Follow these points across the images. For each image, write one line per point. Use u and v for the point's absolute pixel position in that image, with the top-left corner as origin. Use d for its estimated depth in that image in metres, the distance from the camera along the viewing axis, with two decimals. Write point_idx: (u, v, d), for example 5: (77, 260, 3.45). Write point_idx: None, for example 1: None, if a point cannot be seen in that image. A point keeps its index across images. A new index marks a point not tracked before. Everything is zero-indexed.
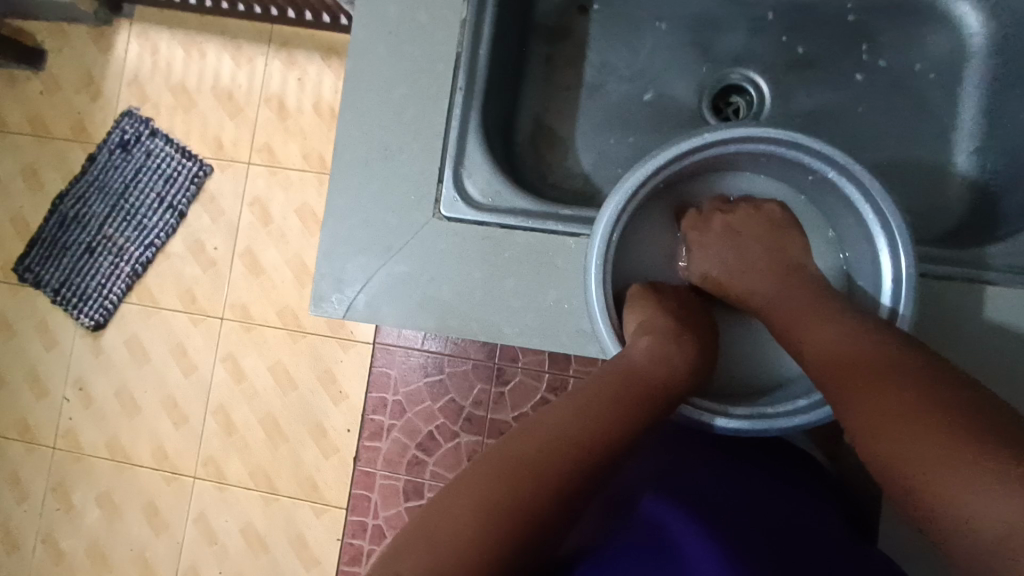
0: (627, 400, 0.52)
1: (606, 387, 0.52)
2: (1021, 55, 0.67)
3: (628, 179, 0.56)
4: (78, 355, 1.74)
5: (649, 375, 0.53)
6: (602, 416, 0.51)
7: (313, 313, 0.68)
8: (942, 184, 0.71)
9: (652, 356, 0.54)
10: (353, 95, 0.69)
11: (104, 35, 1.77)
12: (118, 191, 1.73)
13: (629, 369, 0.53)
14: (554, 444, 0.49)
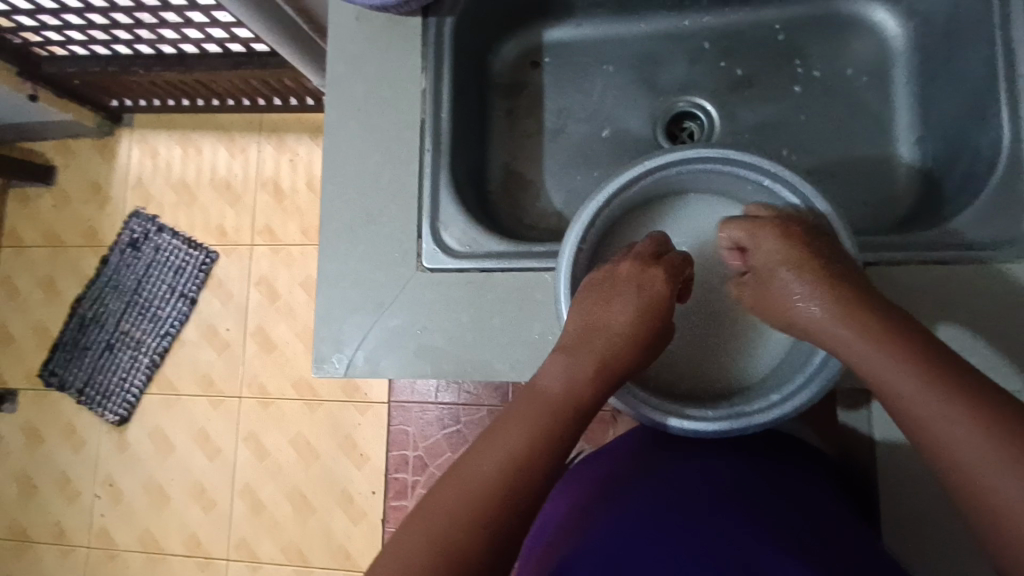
0: (554, 420, 0.54)
1: (527, 411, 0.54)
2: (939, 50, 0.72)
3: (583, 213, 0.61)
4: (105, 453, 1.78)
5: (584, 391, 0.56)
6: (527, 440, 0.52)
7: (317, 375, 0.72)
8: (889, 177, 0.76)
9: (566, 377, 0.56)
10: (332, 170, 0.75)
11: (107, 145, 1.89)
12: (131, 288, 1.81)
13: (546, 389, 0.56)
14: (505, 462, 0.51)
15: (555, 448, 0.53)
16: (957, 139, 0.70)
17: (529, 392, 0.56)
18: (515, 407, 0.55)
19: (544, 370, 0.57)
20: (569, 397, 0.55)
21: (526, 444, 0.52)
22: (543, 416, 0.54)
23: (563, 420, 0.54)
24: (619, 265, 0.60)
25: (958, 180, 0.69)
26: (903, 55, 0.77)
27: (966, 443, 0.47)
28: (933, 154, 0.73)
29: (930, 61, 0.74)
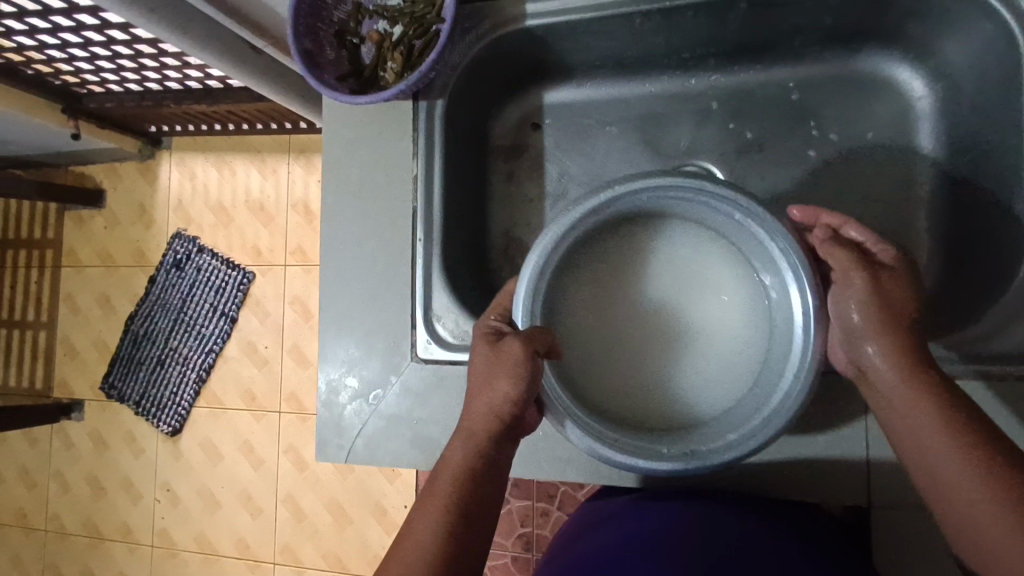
0: (460, 493, 0.55)
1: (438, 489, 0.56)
2: (965, 121, 0.67)
3: (542, 242, 0.60)
4: (162, 460, 1.88)
5: (476, 459, 0.57)
6: (431, 523, 0.53)
7: (320, 458, 0.75)
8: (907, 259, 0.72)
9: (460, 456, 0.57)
10: (329, 256, 0.76)
11: (150, 167, 1.93)
12: (177, 307, 1.85)
13: (443, 472, 0.57)
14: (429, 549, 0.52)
15: (464, 531, 0.54)
16: (984, 219, 0.65)
17: (441, 474, 0.57)
18: (427, 491, 0.57)
19: (451, 447, 0.59)
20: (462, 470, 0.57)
21: (437, 528, 0.53)
22: (447, 490, 0.55)
23: (466, 497, 0.55)
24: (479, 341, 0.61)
25: (984, 265, 0.64)
26: (928, 119, 0.72)
27: (966, 480, 0.48)
28: (956, 229, 0.69)
29: (960, 129, 0.68)
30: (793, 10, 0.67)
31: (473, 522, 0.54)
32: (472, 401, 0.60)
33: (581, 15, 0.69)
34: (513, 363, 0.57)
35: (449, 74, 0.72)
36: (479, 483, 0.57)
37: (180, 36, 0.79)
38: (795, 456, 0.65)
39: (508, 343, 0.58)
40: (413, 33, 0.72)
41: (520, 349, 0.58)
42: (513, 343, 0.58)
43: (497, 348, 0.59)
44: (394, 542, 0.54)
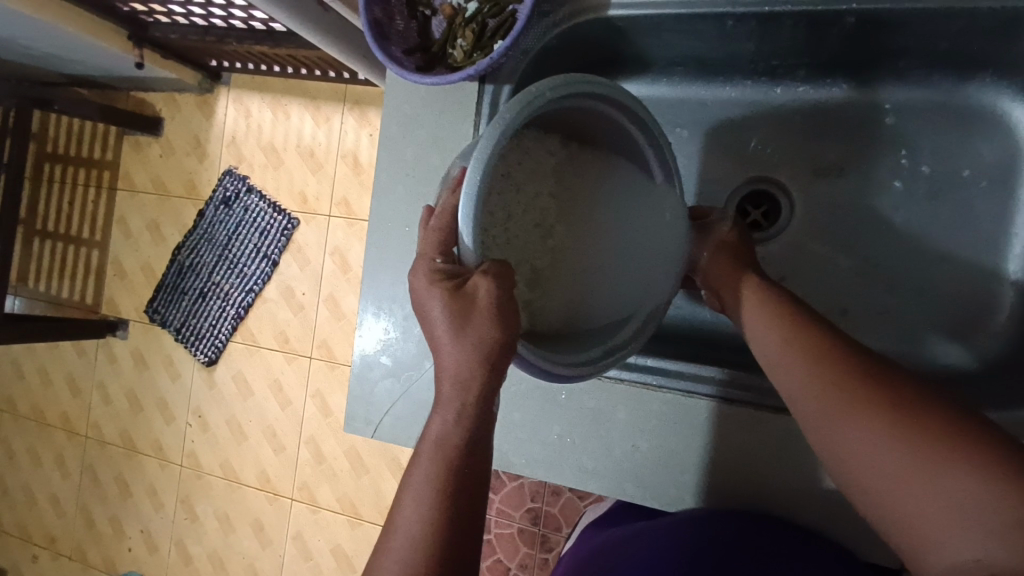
0: (447, 475, 0.46)
1: (418, 475, 0.46)
2: None
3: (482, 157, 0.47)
4: (197, 388, 1.89)
5: (465, 433, 0.47)
6: (417, 508, 0.44)
7: (347, 430, 0.76)
8: (986, 312, 0.68)
9: (445, 430, 0.47)
10: (377, 233, 0.75)
11: (207, 101, 1.87)
12: (223, 243, 1.83)
13: (429, 452, 0.47)
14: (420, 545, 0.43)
15: (455, 514, 0.45)
16: None
17: (419, 455, 0.47)
18: (408, 475, 0.47)
19: (428, 423, 0.48)
20: (449, 447, 0.47)
21: (422, 520, 0.44)
22: (429, 471, 0.46)
23: (462, 475, 0.46)
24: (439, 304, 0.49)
25: None
26: None
27: (850, 422, 0.45)
28: None
29: None
30: (908, 31, 0.61)
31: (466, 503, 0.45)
32: (449, 354, 0.48)
33: (670, 11, 0.64)
34: (491, 306, 0.48)
35: (519, 60, 0.69)
36: (472, 452, 0.47)
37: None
38: (831, 504, 0.61)
39: (476, 282, 0.49)
40: (488, 11, 0.69)
41: (494, 290, 0.49)
42: (485, 284, 0.49)
43: (467, 294, 0.49)
44: (379, 537, 0.45)
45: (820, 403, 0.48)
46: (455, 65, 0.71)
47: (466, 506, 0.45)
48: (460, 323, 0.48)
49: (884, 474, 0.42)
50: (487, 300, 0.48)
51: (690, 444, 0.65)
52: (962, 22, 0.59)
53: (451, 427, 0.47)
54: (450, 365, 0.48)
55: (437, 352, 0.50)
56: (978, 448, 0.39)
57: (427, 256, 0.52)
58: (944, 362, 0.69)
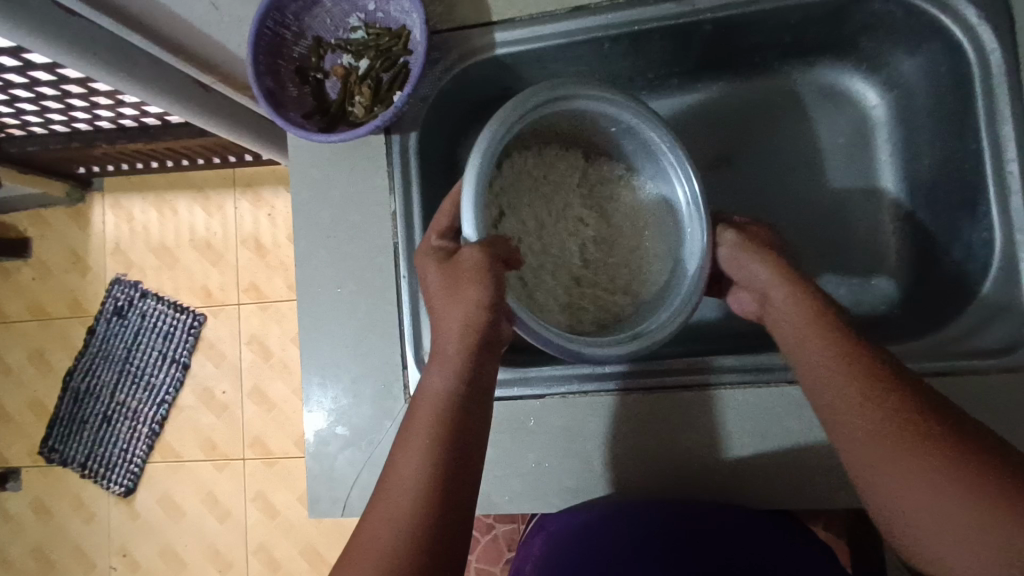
0: (438, 428, 0.52)
1: (415, 428, 0.53)
2: (913, 129, 0.73)
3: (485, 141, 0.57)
4: (116, 524, 1.63)
5: (455, 395, 0.54)
6: (412, 487, 0.50)
7: (313, 515, 0.71)
8: (879, 263, 0.77)
9: (442, 386, 0.54)
10: (308, 300, 0.72)
11: (81, 212, 1.69)
12: (121, 357, 1.61)
13: (425, 407, 0.54)
14: (414, 481, 0.50)
15: (445, 460, 0.51)
16: (947, 219, 0.69)
17: (417, 410, 0.55)
18: (408, 425, 0.54)
19: (427, 382, 0.55)
20: (442, 404, 0.54)
21: (417, 466, 0.50)
22: (422, 451, 0.51)
23: (451, 430, 0.52)
24: (432, 273, 0.58)
25: (953, 263, 0.68)
26: (884, 125, 0.77)
27: (869, 423, 0.49)
28: (926, 234, 0.73)
29: (924, 135, 0.71)
30: (757, 31, 0.70)
31: (455, 457, 0.52)
32: (459, 314, 0.55)
33: (551, 43, 0.70)
34: (480, 266, 0.55)
35: (420, 107, 0.71)
36: (463, 436, 0.53)
37: (103, 71, 0.71)
38: (802, 470, 0.64)
39: (464, 251, 0.56)
40: (380, 66, 0.70)
41: (480, 254, 0.55)
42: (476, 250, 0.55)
43: (453, 261, 0.56)
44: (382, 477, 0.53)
45: (840, 398, 0.51)
46: (357, 120, 0.72)
47: (456, 458, 0.52)
48: (449, 287, 0.56)
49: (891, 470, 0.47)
50: (473, 264, 0.55)
51: (662, 440, 0.66)
52: (800, 15, 0.67)
53: (448, 384, 0.54)
54: (450, 326, 0.55)
55: (438, 318, 0.57)
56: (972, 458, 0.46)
57: (430, 240, 0.61)
58: (863, 310, 0.76)
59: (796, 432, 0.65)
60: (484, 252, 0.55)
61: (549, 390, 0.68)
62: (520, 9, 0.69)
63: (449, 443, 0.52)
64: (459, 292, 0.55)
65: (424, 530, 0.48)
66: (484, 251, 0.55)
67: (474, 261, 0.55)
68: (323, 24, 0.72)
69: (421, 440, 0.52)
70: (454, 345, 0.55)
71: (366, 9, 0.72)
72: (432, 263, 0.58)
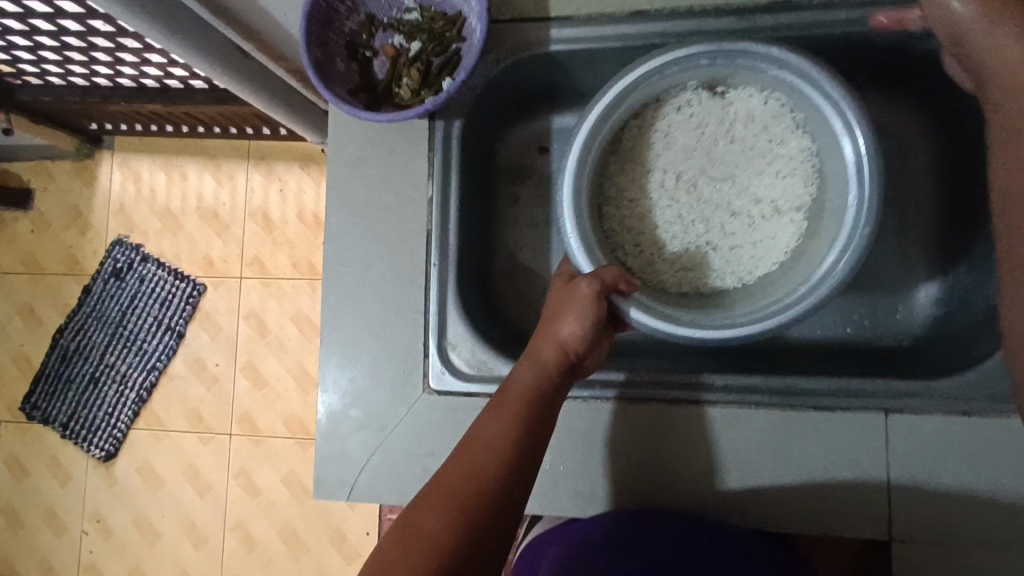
0: (518, 422, 0.58)
1: (501, 415, 0.59)
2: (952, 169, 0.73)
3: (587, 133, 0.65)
4: (92, 488, 1.59)
5: (539, 391, 0.60)
6: (496, 452, 0.56)
7: (317, 496, 0.70)
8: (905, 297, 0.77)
9: (530, 382, 0.61)
10: (333, 278, 0.71)
11: (87, 168, 1.66)
12: (115, 319, 1.58)
13: (510, 397, 0.60)
14: (490, 460, 0.55)
15: (519, 452, 0.56)
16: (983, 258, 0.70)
17: (504, 400, 0.60)
18: (493, 409, 0.60)
19: (517, 375, 0.62)
20: (526, 399, 0.60)
21: (497, 449, 0.56)
22: (508, 430, 0.58)
23: (530, 426, 0.58)
24: (552, 292, 0.67)
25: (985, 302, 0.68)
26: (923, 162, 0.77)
27: None
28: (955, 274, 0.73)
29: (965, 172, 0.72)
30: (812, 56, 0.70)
31: (525, 456, 0.57)
32: (560, 331, 0.62)
33: (608, 45, 0.69)
34: (591, 298, 0.61)
35: (466, 96, 0.71)
36: (538, 437, 0.59)
37: (143, 24, 0.69)
38: (818, 497, 0.64)
39: (581, 282, 0.62)
40: (432, 50, 0.70)
41: (594, 287, 0.61)
42: (611, 271, 0.63)
43: (569, 287, 0.63)
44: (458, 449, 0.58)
45: None
46: (402, 103, 0.71)
47: (525, 458, 0.57)
48: (563, 307, 0.63)
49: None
50: (586, 293, 0.62)
51: (681, 455, 0.66)
52: (858, 43, 0.67)
53: (535, 381, 0.61)
54: (556, 336, 0.63)
55: (549, 330, 0.64)
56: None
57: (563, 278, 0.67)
58: (883, 342, 0.76)
59: (816, 458, 0.64)
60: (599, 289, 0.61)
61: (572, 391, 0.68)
62: (578, 7, 0.69)
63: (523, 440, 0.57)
64: (563, 320, 0.63)
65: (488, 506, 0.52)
66: (598, 287, 0.62)
67: (587, 291, 0.62)
68: (377, 1, 0.70)
69: (503, 427, 0.58)
70: (547, 352, 0.62)
71: None
72: (556, 290, 0.66)
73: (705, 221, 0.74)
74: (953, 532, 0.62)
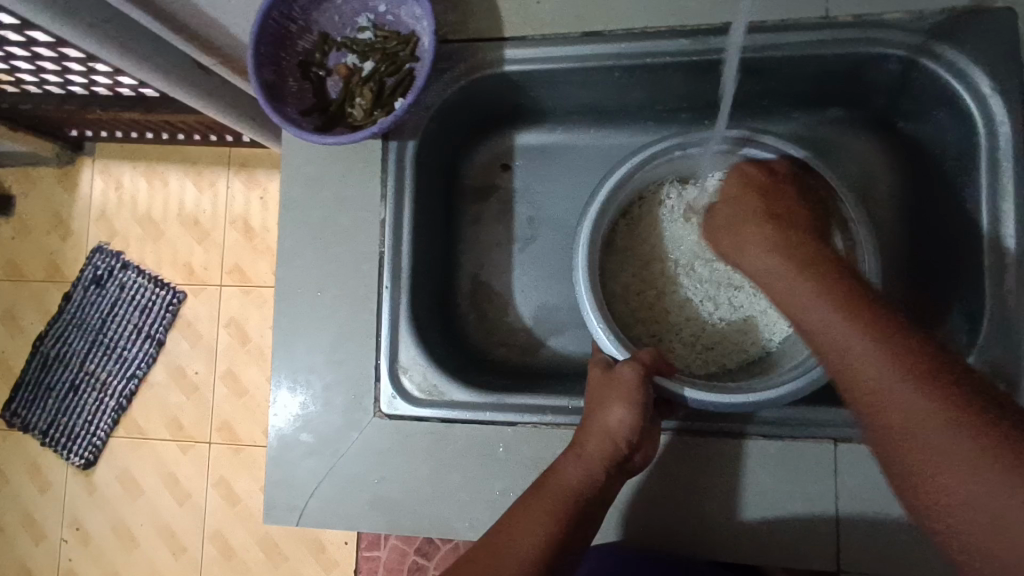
0: (551, 518, 0.57)
1: (536, 508, 0.58)
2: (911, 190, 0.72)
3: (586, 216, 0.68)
4: (72, 496, 1.59)
5: (577, 484, 0.59)
6: (527, 551, 0.55)
7: (267, 521, 0.69)
8: None
9: (572, 472, 0.60)
10: (286, 299, 0.70)
11: (69, 174, 1.65)
12: (95, 327, 1.57)
13: (549, 487, 0.59)
14: (518, 559, 0.55)
15: (548, 551, 0.56)
16: None
17: (541, 489, 0.60)
18: (528, 500, 0.59)
19: (557, 463, 0.61)
20: (562, 491, 0.59)
21: (528, 546, 0.56)
22: (539, 526, 0.57)
23: (562, 522, 0.58)
24: (590, 372, 0.65)
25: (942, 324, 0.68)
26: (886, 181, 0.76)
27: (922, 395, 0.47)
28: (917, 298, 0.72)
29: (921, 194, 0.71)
30: (770, 77, 0.69)
31: (553, 560, 0.56)
32: (603, 419, 0.61)
33: (560, 64, 0.69)
34: (633, 386, 0.61)
35: (422, 116, 0.70)
36: (570, 538, 0.58)
37: (95, 43, 0.69)
38: (769, 524, 0.63)
39: (622, 368, 0.62)
40: (385, 70, 0.69)
41: (637, 374, 0.61)
42: (649, 355, 0.64)
43: (611, 373, 0.63)
44: (485, 541, 0.57)
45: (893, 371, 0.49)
46: (355, 124, 0.70)
47: (554, 560, 0.56)
48: (604, 394, 0.62)
49: (911, 410, 0.47)
50: (628, 381, 0.61)
51: (632, 481, 0.66)
52: (814, 65, 0.67)
53: (572, 472, 0.60)
54: (599, 423, 0.61)
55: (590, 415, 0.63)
56: (972, 399, 0.46)
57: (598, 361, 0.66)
58: None
59: (765, 486, 0.64)
60: (642, 381, 0.61)
61: (525, 419, 0.66)
62: (533, 27, 0.68)
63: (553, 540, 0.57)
64: (602, 406, 0.62)
65: None
66: (643, 376, 0.61)
67: (629, 379, 0.61)
68: (331, 20, 0.70)
69: (533, 525, 0.57)
70: (588, 437, 0.61)
71: (377, 10, 0.70)
72: (594, 371, 0.65)
73: (713, 299, 0.75)
74: (907, 560, 0.61)
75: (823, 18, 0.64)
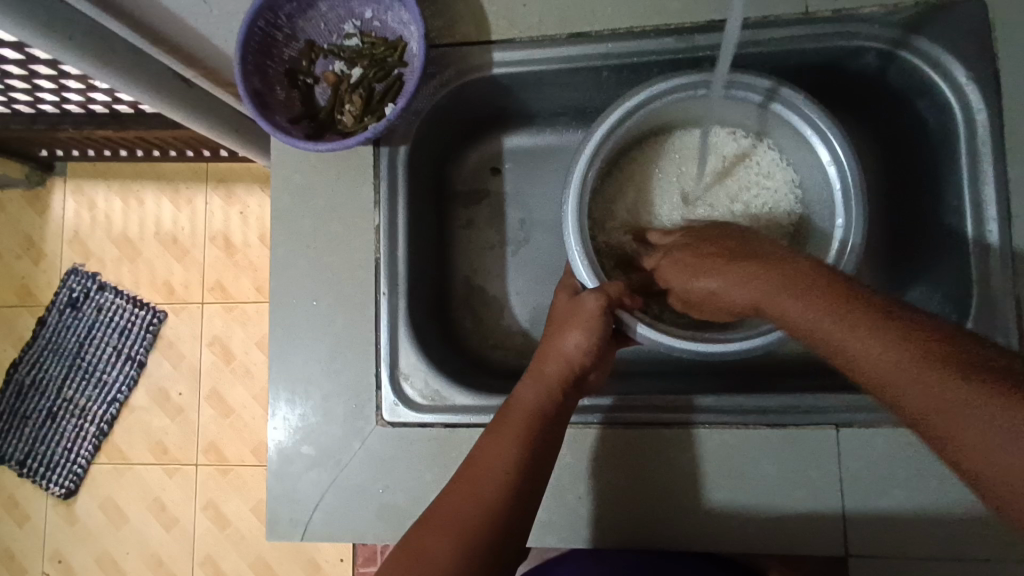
0: (520, 441, 0.58)
1: (505, 433, 0.59)
2: (893, 180, 0.74)
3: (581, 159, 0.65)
4: (52, 528, 1.53)
5: (542, 407, 0.60)
6: (499, 475, 0.57)
7: (270, 538, 0.68)
8: None
9: (537, 398, 0.61)
10: (281, 311, 0.69)
11: (39, 196, 1.60)
12: (72, 351, 1.53)
13: (516, 411, 0.60)
14: (493, 481, 0.56)
15: (521, 473, 0.57)
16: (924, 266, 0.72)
17: (509, 416, 0.60)
18: (498, 427, 0.59)
19: (522, 390, 0.61)
20: (531, 415, 0.60)
21: (501, 469, 0.57)
22: (509, 453, 0.57)
23: (532, 446, 0.58)
24: (556, 301, 0.66)
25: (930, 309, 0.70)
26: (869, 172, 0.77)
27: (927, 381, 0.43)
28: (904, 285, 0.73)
29: (898, 184, 0.73)
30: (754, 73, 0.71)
31: (528, 482, 0.57)
32: (565, 346, 0.62)
33: (548, 66, 0.69)
34: (595, 313, 0.61)
35: (411, 121, 0.69)
36: (541, 460, 0.59)
37: (72, 56, 0.67)
38: (774, 513, 0.64)
39: (586, 296, 0.62)
40: (374, 76, 0.68)
41: (599, 302, 0.61)
42: (616, 286, 0.63)
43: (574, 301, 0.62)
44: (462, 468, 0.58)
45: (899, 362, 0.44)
46: (345, 130, 0.69)
47: (527, 481, 0.57)
48: (567, 322, 0.62)
49: (912, 383, 0.43)
50: (591, 308, 0.61)
51: (638, 477, 0.66)
52: (795, 59, 0.68)
53: (538, 398, 0.60)
54: (563, 350, 0.62)
55: (556, 342, 0.63)
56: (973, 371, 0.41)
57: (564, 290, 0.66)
58: None
59: (772, 477, 0.64)
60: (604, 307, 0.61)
61: None
62: (521, 30, 0.68)
63: (526, 464, 0.58)
64: (565, 334, 0.62)
65: (497, 524, 0.55)
66: (605, 302, 0.61)
67: (591, 306, 0.61)
68: (317, 28, 0.70)
69: (504, 451, 0.58)
70: (552, 362, 0.62)
71: (363, 17, 0.70)
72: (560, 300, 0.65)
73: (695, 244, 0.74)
74: (911, 541, 0.62)
75: (803, 15, 0.65)
